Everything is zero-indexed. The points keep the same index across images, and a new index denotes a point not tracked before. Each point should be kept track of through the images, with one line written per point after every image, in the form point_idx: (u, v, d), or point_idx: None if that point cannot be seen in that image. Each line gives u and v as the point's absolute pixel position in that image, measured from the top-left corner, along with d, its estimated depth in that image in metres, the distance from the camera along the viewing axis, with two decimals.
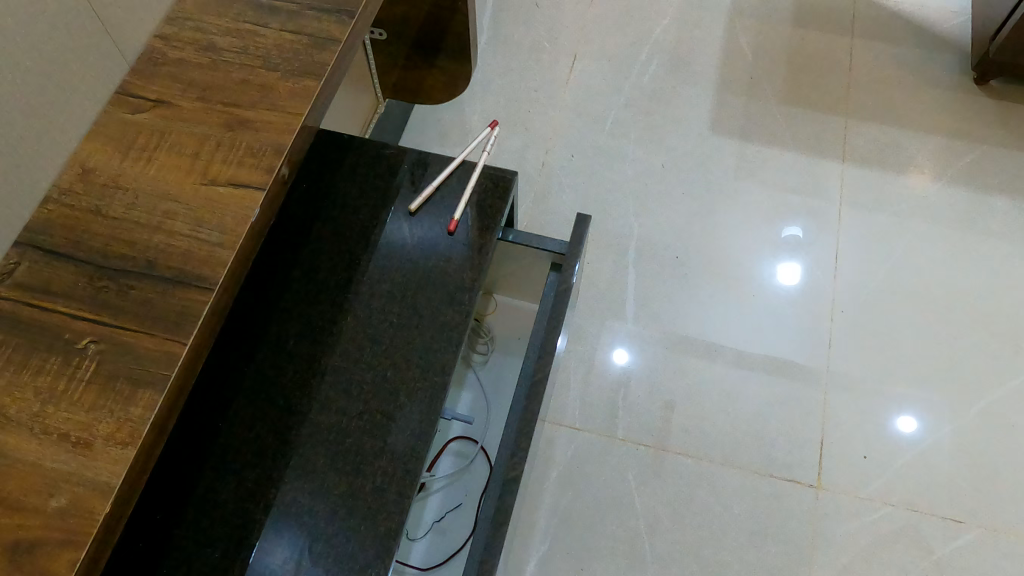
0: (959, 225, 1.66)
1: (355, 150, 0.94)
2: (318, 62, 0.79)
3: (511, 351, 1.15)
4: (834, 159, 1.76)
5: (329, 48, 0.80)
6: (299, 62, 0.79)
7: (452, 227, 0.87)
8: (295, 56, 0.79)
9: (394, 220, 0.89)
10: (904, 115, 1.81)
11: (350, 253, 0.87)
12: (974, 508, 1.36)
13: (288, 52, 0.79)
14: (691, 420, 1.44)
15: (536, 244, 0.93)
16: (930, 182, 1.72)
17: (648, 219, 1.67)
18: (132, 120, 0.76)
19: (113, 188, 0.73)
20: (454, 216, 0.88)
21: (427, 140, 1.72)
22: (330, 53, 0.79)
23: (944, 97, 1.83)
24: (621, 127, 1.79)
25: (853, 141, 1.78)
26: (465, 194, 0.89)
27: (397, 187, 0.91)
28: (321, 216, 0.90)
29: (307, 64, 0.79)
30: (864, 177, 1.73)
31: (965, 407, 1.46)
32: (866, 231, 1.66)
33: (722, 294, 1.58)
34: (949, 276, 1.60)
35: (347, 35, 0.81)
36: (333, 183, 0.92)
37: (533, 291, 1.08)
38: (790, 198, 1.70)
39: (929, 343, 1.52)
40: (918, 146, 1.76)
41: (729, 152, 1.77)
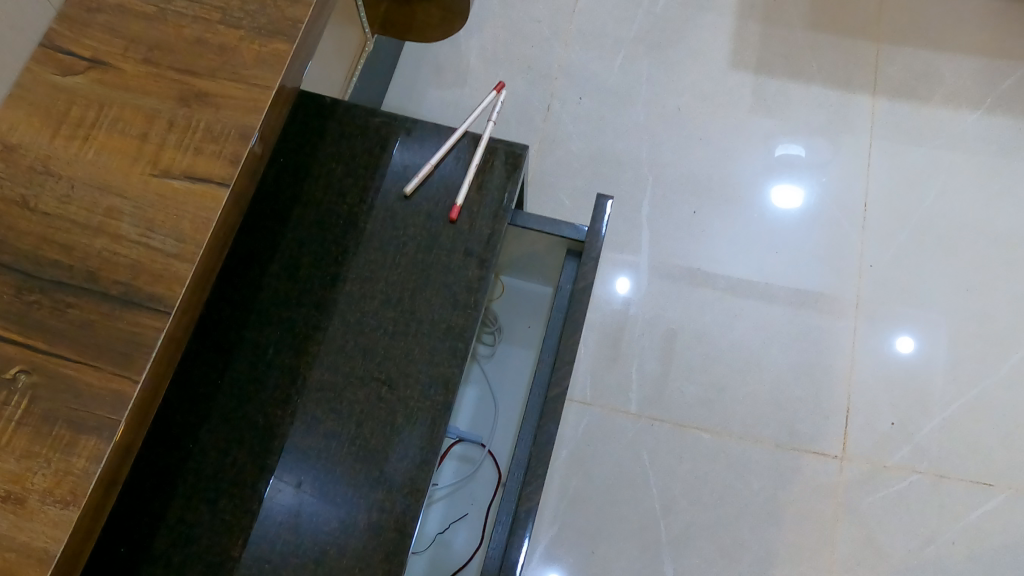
0: (1000, 158, 1.50)
1: (341, 117, 0.80)
2: (289, 20, 0.63)
3: (520, 342, 1.06)
4: (863, 91, 1.56)
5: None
6: (267, 18, 0.63)
7: (454, 216, 0.75)
8: (261, 9, 0.63)
9: (387, 204, 0.76)
10: (942, 37, 1.61)
11: (337, 244, 0.74)
12: (1008, 469, 1.27)
13: (253, 4, 0.64)
14: (707, 391, 1.31)
15: (551, 230, 0.81)
16: (969, 112, 1.54)
17: (661, 166, 1.49)
18: (61, 84, 0.60)
19: (42, 173, 0.58)
20: (457, 200, 0.75)
21: (421, 79, 1.52)
22: (306, 7, 0.64)
23: (986, 13, 1.63)
24: (632, 64, 1.59)
25: (886, 70, 1.58)
26: (469, 174, 0.76)
27: (389, 163, 0.78)
28: (301, 196, 0.76)
29: (276, 22, 0.63)
30: (898, 113, 1.54)
31: (999, 361, 1.34)
32: (899, 172, 1.49)
33: (726, 216, 1.45)
34: (985, 214, 1.45)
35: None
36: (315, 158, 0.78)
37: (545, 274, 0.97)
38: (818, 140, 1.51)
39: (961, 295, 1.39)
40: (954, 71, 1.58)
41: (747, 89, 1.56)
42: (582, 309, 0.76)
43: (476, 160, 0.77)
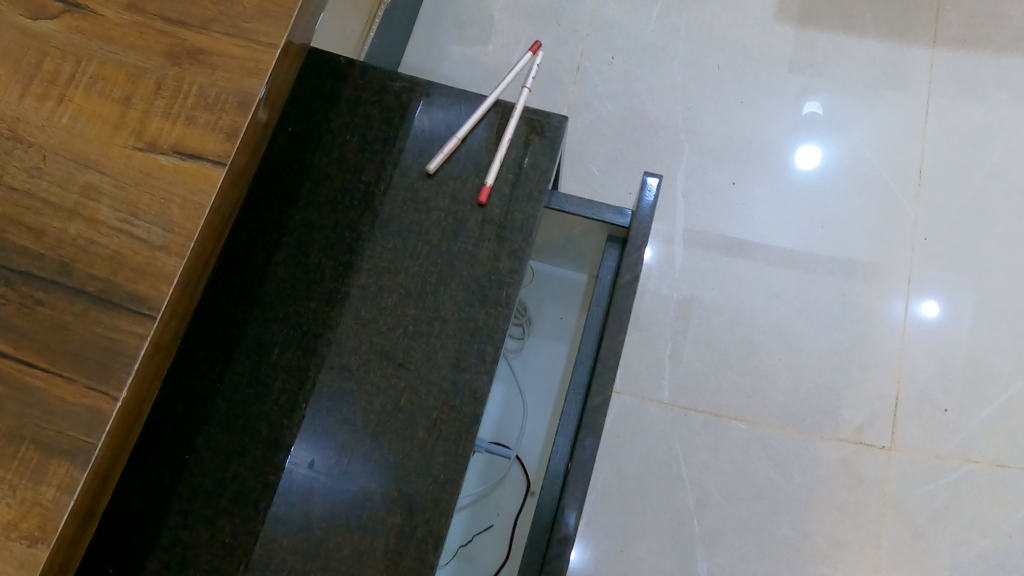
0: None
1: (356, 80, 0.69)
2: None
3: (551, 335, 1.00)
4: (921, 43, 1.36)
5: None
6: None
7: (483, 199, 0.65)
8: None
9: (408, 183, 0.66)
10: None
11: (351, 228, 0.65)
12: None
13: None
14: (742, 376, 1.21)
15: (590, 214, 0.72)
16: None
17: (697, 128, 1.32)
18: (31, 29, 0.48)
19: (7, 139, 0.46)
20: (487, 180, 0.66)
21: (440, 35, 1.36)
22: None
23: None
24: (670, 15, 1.38)
25: (948, 17, 1.37)
26: (500, 150, 0.66)
27: (410, 135, 0.68)
28: (311, 171, 0.66)
29: None
30: (959, 65, 1.35)
31: None
32: (956, 133, 1.31)
33: (747, 176, 1.29)
34: None
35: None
36: (327, 127, 0.68)
37: (583, 258, 0.87)
38: (865, 101, 1.32)
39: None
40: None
41: (784, 41, 1.36)
42: (629, 305, 0.66)
43: (507, 134, 0.67)
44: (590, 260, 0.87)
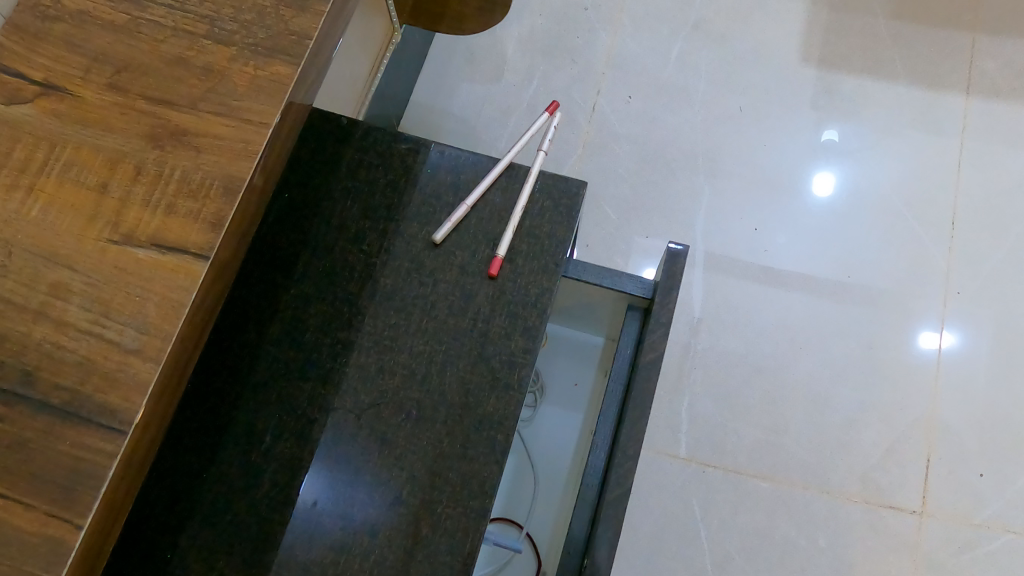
0: None
1: (358, 142, 0.65)
2: (292, 34, 0.48)
3: (566, 403, 0.97)
4: (953, 90, 1.31)
5: (307, 6, 0.48)
6: (263, 31, 0.48)
7: (494, 271, 0.60)
8: (258, 20, 0.48)
9: (412, 253, 0.62)
10: None
11: (351, 303, 0.61)
12: None
13: (250, 13, 0.48)
14: (766, 433, 1.15)
15: (611, 283, 0.67)
16: None
17: (719, 175, 1.27)
18: (3, 117, 0.46)
19: None
20: (498, 251, 0.61)
21: (452, 72, 1.32)
22: (314, 16, 0.48)
23: None
24: (690, 57, 1.34)
25: (983, 65, 1.33)
26: (514, 218, 0.62)
27: (416, 201, 0.63)
28: (309, 242, 0.62)
29: (277, 37, 0.48)
30: (993, 113, 1.30)
31: None
32: (994, 184, 1.25)
33: (769, 201, 1.25)
34: None
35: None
36: (327, 192, 0.64)
37: (599, 320, 0.82)
38: (899, 146, 1.28)
39: None
40: None
41: (811, 85, 1.32)
42: (649, 390, 0.61)
43: (520, 202, 0.62)
44: (611, 326, 0.82)
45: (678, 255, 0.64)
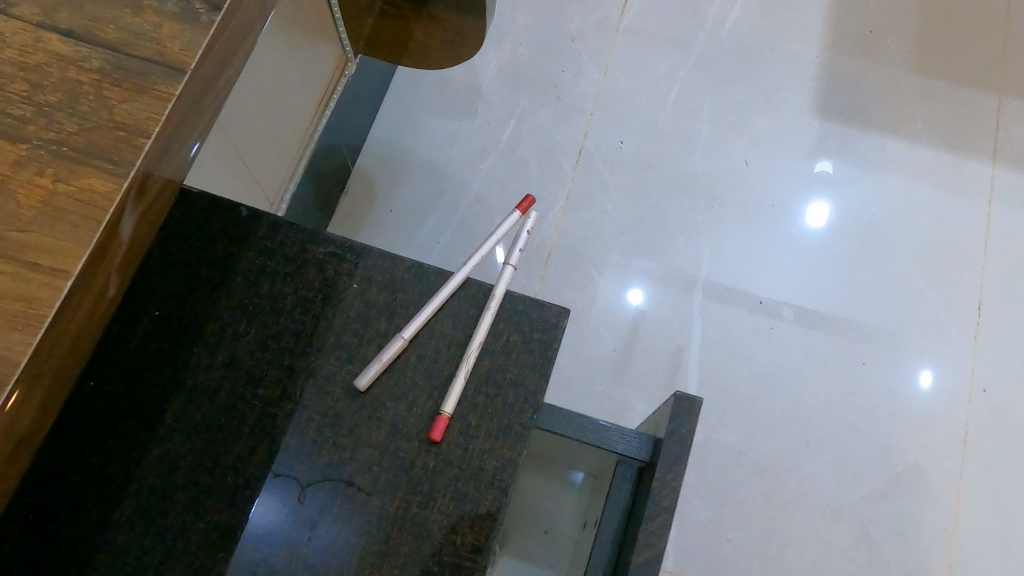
0: None
1: (261, 241, 0.48)
2: (119, 132, 0.31)
3: (534, 555, 0.78)
4: (980, 157, 1.16)
5: (144, 84, 0.32)
6: (72, 120, 0.31)
7: (437, 436, 0.44)
8: (69, 103, 0.31)
9: (327, 403, 0.45)
10: None
11: (237, 472, 0.43)
12: None
13: (54, 90, 0.31)
14: (769, 551, 0.96)
15: (596, 438, 0.51)
16: None
17: (719, 240, 1.11)
18: None
19: None
20: (444, 408, 0.45)
21: (419, 103, 1.15)
22: (155, 101, 0.32)
23: None
24: (690, 101, 1.18)
25: (1012, 131, 1.18)
26: (468, 360, 0.46)
27: (336, 329, 0.47)
28: (184, 381, 0.44)
29: (97, 134, 0.31)
30: None
31: None
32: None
33: (771, 243, 1.11)
34: None
35: (202, 55, 0.33)
36: (214, 311, 0.46)
37: (576, 460, 0.69)
38: (921, 215, 1.13)
39: None
40: None
41: (824, 141, 1.17)
42: None
43: (477, 336, 0.47)
44: (593, 462, 0.64)
45: (692, 407, 0.48)
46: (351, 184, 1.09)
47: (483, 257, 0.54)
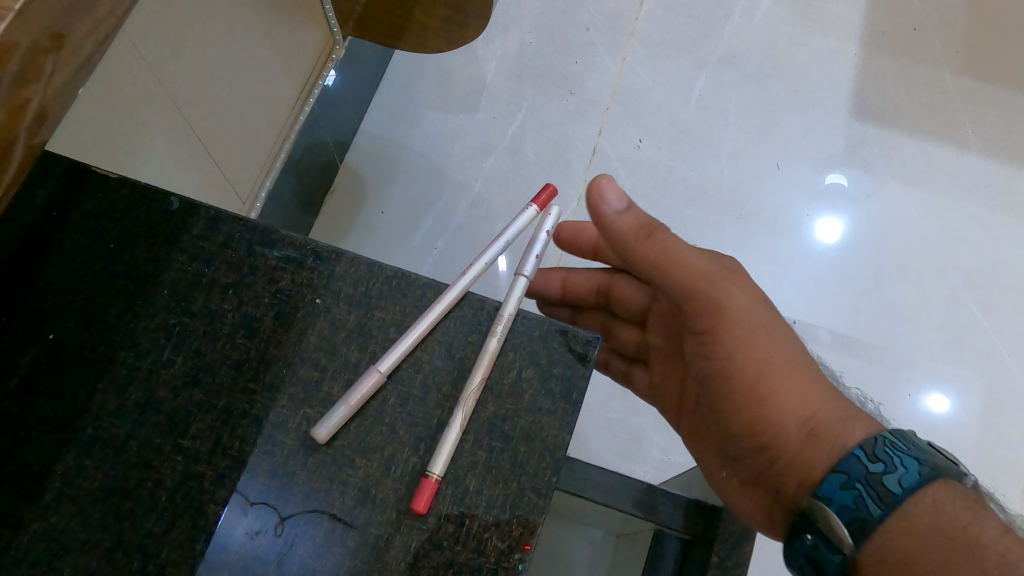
0: None
1: (196, 241, 0.37)
2: None
3: None
4: None
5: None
6: None
7: (422, 507, 0.32)
8: None
9: (274, 460, 0.33)
10: None
11: (146, 558, 0.31)
12: None
13: None
14: None
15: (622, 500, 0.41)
16: None
17: (746, 251, 0.95)
18: None
19: None
20: (431, 471, 0.33)
21: (416, 94, 1.04)
22: None
23: None
24: (716, 96, 1.04)
25: None
26: (466, 403, 0.34)
27: (292, 358, 0.35)
28: (80, 431, 0.33)
29: None
30: None
31: None
32: None
33: (770, 245, 0.95)
34: None
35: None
36: (130, 334, 0.35)
37: (602, 522, 0.57)
38: (972, 233, 0.96)
39: None
40: None
41: (866, 143, 1.01)
42: None
43: (481, 367, 0.35)
44: (618, 521, 0.52)
45: None
46: (338, 182, 0.98)
47: (486, 269, 0.43)
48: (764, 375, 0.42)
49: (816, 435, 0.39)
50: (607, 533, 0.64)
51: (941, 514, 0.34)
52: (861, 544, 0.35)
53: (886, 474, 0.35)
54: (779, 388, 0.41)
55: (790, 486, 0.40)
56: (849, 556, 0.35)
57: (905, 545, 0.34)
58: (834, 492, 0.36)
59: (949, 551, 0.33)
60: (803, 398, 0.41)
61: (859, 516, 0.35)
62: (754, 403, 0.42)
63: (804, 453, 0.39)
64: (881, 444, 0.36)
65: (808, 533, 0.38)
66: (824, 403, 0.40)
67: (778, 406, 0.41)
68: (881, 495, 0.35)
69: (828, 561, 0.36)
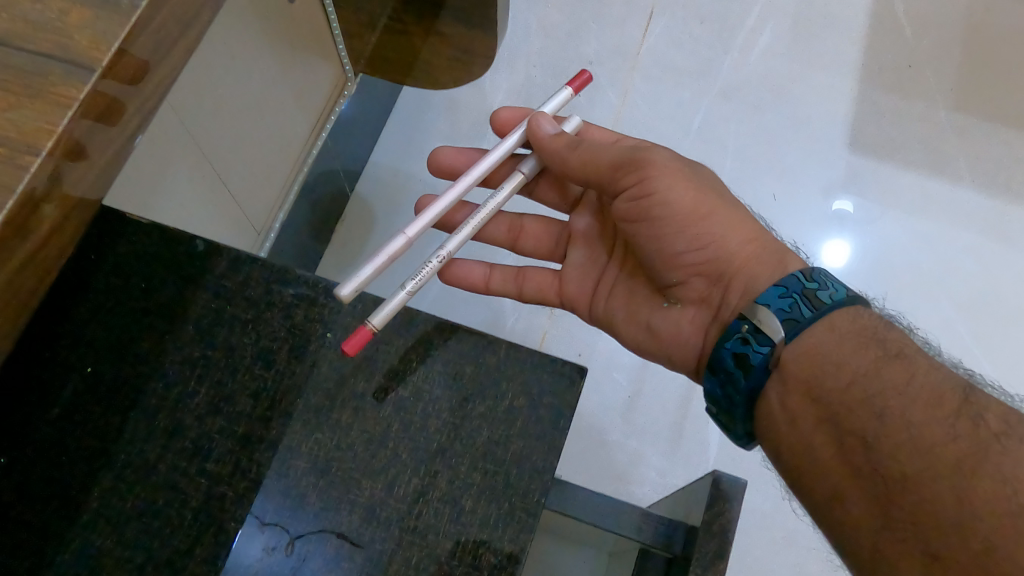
0: None
1: (219, 281, 0.41)
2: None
3: None
4: None
5: (37, 87, 0.25)
6: None
7: (350, 350, 0.38)
8: None
9: (288, 483, 0.37)
10: None
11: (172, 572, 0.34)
12: None
13: None
14: None
15: (597, 518, 0.43)
16: None
17: None
18: None
19: None
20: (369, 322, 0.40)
21: (424, 125, 1.08)
22: (46, 107, 0.24)
23: None
24: (714, 128, 1.08)
25: None
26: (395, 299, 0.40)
27: (303, 386, 0.39)
28: (116, 457, 0.36)
29: None
30: None
31: None
32: None
33: None
34: None
35: (117, 52, 0.26)
36: (157, 366, 0.38)
37: (593, 542, 0.60)
38: (965, 263, 0.99)
39: None
40: None
41: (859, 176, 1.05)
42: None
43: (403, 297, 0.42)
44: (607, 540, 0.55)
45: (736, 493, 0.41)
46: (348, 212, 1.02)
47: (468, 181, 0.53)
48: (705, 202, 0.48)
49: (758, 255, 0.46)
50: (601, 552, 0.67)
51: (863, 321, 0.39)
52: (791, 338, 0.39)
53: (820, 290, 0.41)
54: (717, 214, 0.48)
55: (731, 302, 0.46)
56: (778, 347, 0.40)
57: (826, 341, 0.39)
58: (771, 300, 0.41)
59: (868, 343, 0.38)
60: (739, 225, 0.47)
61: (793, 318, 0.40)
62: (696, 227, 0.47)
63: (751, 270, 0.45)
64: (819, 272, 0.42)
65: (743, 327, 0.41)
66: (754, 228, 0.48)
67: (715, 230, 0.47)
68: (814, 304, 0.40)
69: (755, 352, 0.40)
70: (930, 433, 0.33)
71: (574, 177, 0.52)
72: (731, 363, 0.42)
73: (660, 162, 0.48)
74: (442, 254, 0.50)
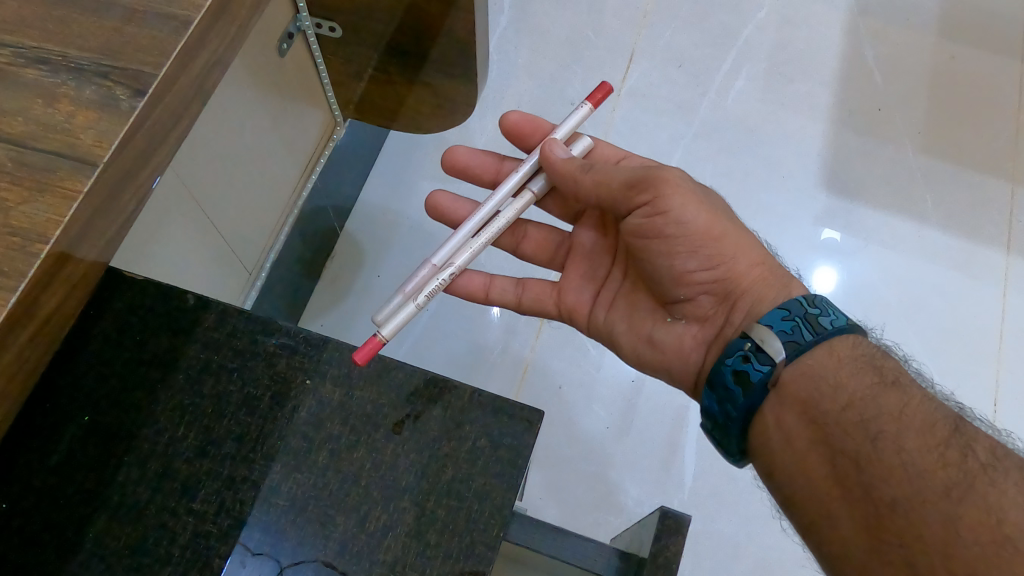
0: None
1: (208, 332, 0.44)
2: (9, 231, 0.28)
3: None
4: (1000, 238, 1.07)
5: (48, 183, 0.29)
6: None
7: (360, 358, 0.44)
8: None
9: (270, 519, 0.40)
10: None
11: None
12: None
13: None
14: None
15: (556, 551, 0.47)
16: None
17: None
18: None
19: None
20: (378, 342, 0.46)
21: (413, 164, 1.13)
22: (55, 201, 0.29)
23: None
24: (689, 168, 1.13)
25: None
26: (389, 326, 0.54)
27: (284, 429, 0.42)
28: (110, 499, 0.40)
29: None
30: None
31: None
32: None
33: None
34: None
35: (118, 147, 0.30)
36: (150, 413, 0.42)
37: None
38: (929, 298, 1.03)
39: None
40: None
41: (828, 215, 1.09)
42: None
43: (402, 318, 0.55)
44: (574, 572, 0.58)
45: (681, 527, 0.44)
46: (338, 249, 1.06)
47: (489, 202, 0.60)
48: (718, 225, 0.52)
49: (766, 281, 0.50)
50: None
51: (860, 348, 0.43)
52: (792, 359, 0.43)
53: (822, 317, 0.44)
54: (728, 238, 0.51)
55: (736, 320, 0.50)
56: (779, 366, 0.42)
57: (829, 365, 0.42)
58: (775, 321, 0.44)
59: (865, 371, 0.41)
60: (748, 250, 0.51)
61: (794, 341, 0.43)
62: (710, 247, 0.51)
63: (758, 292, 0.50)
64: (822, 300, 0.45)
65: (746, 345, 0.44)
66: (762, 254, 0.51)
67: (726, 251, 0.51)
68: (815, 328, 0.43)
69: (755, 370, 0.43)
70: (918, 457, 0.37)
71: (588, 195, 0.56)
72: (728, 378, 0.44)
73: (675, 181, 0.51)
74: (453, 267, 0.58)
